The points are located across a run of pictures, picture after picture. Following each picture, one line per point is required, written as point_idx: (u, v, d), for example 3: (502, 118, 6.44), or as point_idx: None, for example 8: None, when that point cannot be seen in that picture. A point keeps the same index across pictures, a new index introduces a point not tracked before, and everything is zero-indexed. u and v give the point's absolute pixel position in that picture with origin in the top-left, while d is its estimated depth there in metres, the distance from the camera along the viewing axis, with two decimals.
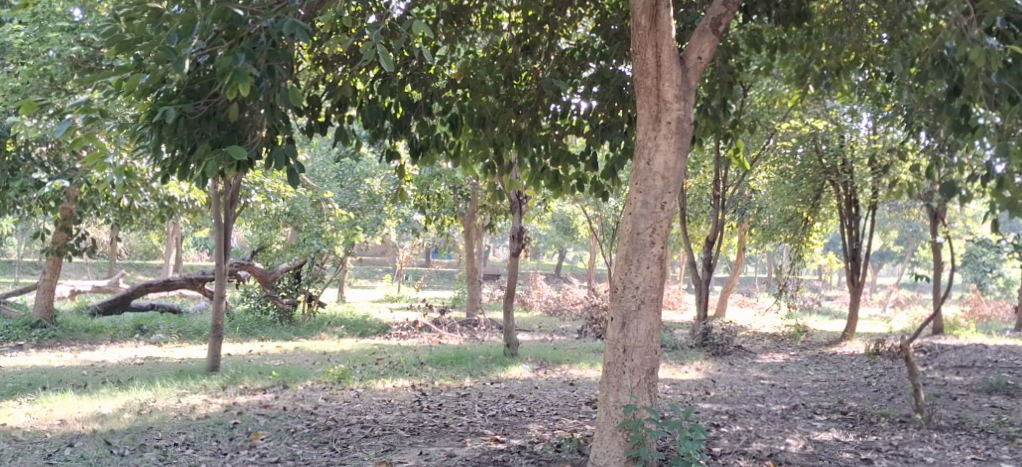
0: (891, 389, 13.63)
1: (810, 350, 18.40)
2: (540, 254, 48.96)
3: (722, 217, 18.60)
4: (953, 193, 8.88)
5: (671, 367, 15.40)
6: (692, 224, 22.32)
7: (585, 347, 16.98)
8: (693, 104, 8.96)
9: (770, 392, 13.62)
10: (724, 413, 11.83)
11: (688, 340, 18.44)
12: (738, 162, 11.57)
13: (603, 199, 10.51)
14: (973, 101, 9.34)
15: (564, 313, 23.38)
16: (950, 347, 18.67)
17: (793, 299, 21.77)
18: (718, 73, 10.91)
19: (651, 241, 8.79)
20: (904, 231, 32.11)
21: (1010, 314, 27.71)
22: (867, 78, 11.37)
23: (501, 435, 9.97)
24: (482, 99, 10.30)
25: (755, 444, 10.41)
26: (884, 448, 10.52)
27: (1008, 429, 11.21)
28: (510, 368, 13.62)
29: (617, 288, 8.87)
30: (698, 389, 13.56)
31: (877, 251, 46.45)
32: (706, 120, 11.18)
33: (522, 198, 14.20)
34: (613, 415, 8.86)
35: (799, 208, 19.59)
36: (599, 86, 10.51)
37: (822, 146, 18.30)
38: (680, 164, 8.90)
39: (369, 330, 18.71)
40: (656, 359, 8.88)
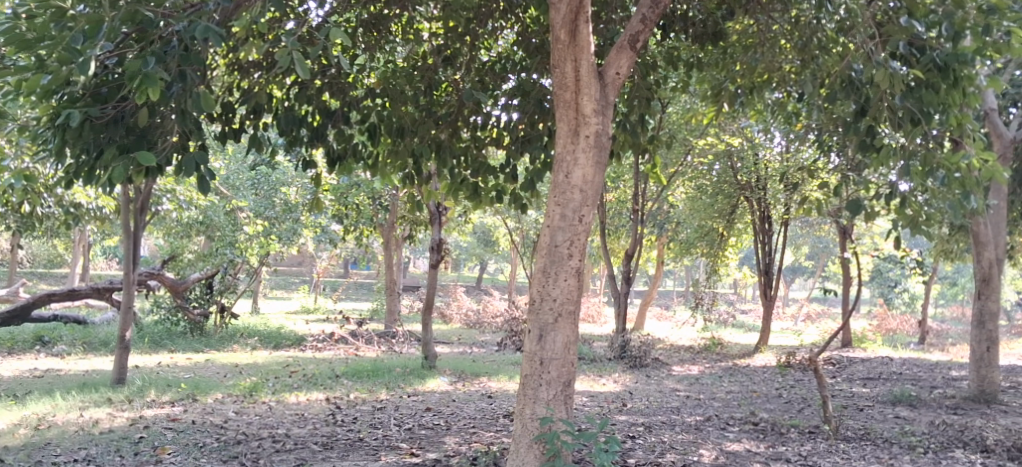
0: (801, 400, 13.90)
1: (724, 362, 18.69)
2: (460, 266, 48.90)
3: (641, 231, 18.76)
4: (857, 211, 9.19)
5: (589, 379, 15.48)
6: (612, 237, 22.51)
7: (504, 359, 16.98)
8: (611, 119, 9.02)
9: (684, 403, 13.78)
10: (639, 424, 11.92)
11: (606, 352, 18.52)
12: (655, 177, 11.73)
13: (521, 211, 10.53)
14: (878, 121, 9.60)
15: (482, 326, 23.37)
16: (858, 359, 19.11)
17: (709, 312, 22.08)
18: (636, 89, 11.09)
19: (568, 254, 8.82)
20: (815, 246, 32.85)
21: (914, 328, 28.50)
22: (780, 97, 11.56)
23: (416, 449, 9.91)
24: (402, 109, 10.29)
25: (669, 455, 10.51)
26: (793, 458, 10.70)
27: (910, 438, 11.51)
28: (427, 381, 13.54)
29: (534, 300, 8.87)
30: (615, 401, 13.62)
31: (790, 267, 47.50)
32: (624, 134, 11.25)
33: (442, 209, 14.11)
34: (530, 427, 8.85)
35: (716, 224, 19.89)
36: (519, 99, 10.55)
37: (737, 163, 18.64)
38: (598, 178, 8.95)
39: (284, 342, 18.43)
40: (572, 371, 8.91)
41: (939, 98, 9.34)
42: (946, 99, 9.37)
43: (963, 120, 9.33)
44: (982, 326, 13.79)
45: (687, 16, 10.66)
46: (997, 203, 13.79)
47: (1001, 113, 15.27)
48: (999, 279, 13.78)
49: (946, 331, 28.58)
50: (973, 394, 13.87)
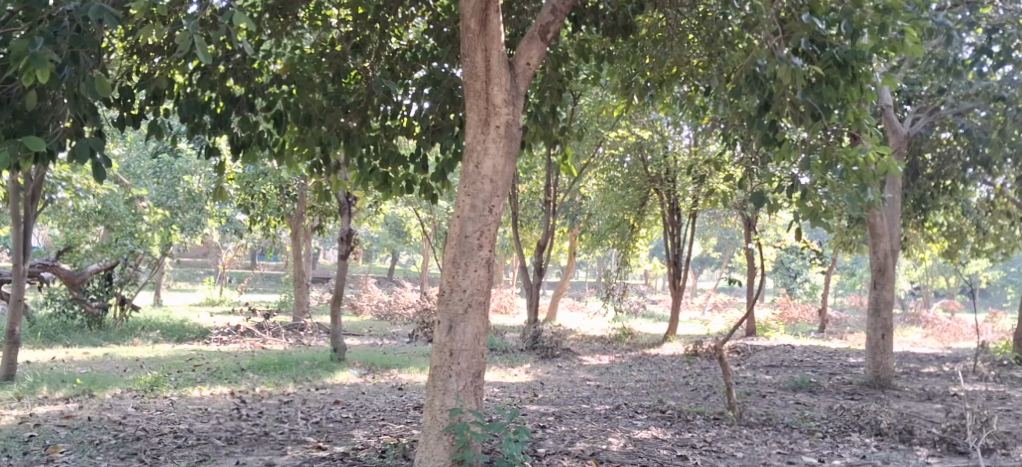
0: (707, 388, 14.10)
1: (633, 351, 18.88)
2: (370, 257, 48.50)
3: (552, 222, 18.78)
4: (761, 203, 9.35)
5: (501, 370, 15.46)
6: (524, 229, 22.52)
7: (414, 351, 16.87)
8: (521, 109, 9.03)
9: (595, 393, 13.85)
10: (549, 414, 11.96)
11: (517, 343, 18.53)
12: (565, 167, 11.74)
13: (432, 202, 10.41)
14: (781, 116, 9.80)
15: (394, 317, 23.20)
16: (762, 347, 19.51)
17: (619, 303, 22.28)
18: (547, 80, 11.07)
19: (478, 244, 8.77)
20: (722, 237, 33.44)
21: (816, 317, 29.22)
22: (688, 91, 11.67)
23: (323, 442, 9.77)
24: (309, 96, 10.12)
25: (578, 444, 10.55)
26: (698, 444, 10.86)
27: (810, 423, 11.78)
28: (336, 374, 13.35)
29: (443, 291, 8.80)
30: (526, 391, 13.63)
31: (697, 258, 48.30)
32: (536, 125, 11.21)
33: (351, 199, 13.90)
34: (439, 419, 8.78)
35: (626, 216, 20.04)
36: (430, 88, 10.44)
37: (647, 156, 18.81)
38: (507, 168, 8.93)
39: (187, 335, 18.02)
40: (482, 362, 8.87)
41: (837, 94, 9.49)
42: (845, 94, 9.57)
43: (861, 116, 9.58)
44: (877, 314, 14.16)
45: (598, 9, 10.70)
46: (892, 195, 14.15)
47: (897, 110, 15.68)
48: (893, 269, 14.19)
49: (846, 320, 29.37)
50: (869, 380, 14.27)
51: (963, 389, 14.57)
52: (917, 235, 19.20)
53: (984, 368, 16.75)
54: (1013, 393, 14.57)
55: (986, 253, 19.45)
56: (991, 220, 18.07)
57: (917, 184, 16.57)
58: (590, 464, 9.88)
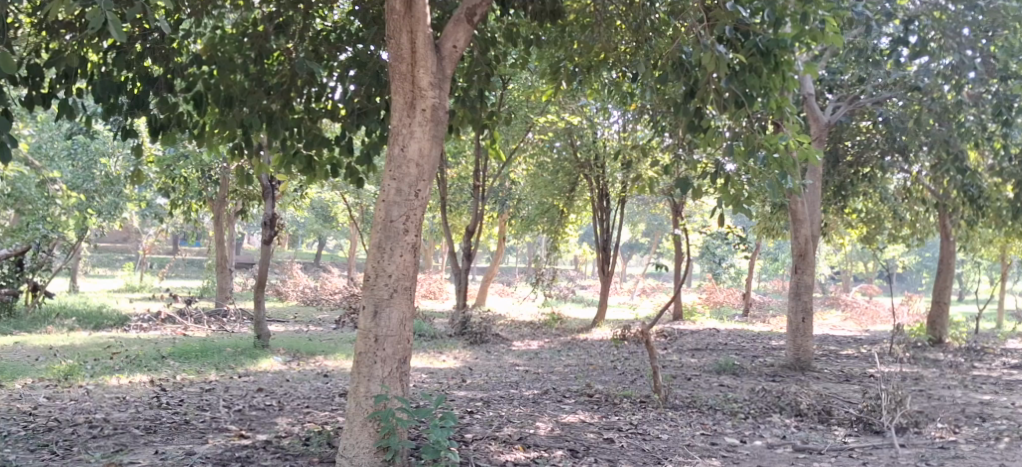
0: (635, 372, 14.19)
1: (563, 336, 18.94)
2: (297, 243, 47.88)
3: (481, 208, 18.68)
4: (685, 190, 9.44)
5: (428, 356, 15.36)
6: (453, 215, 22.40)
7: (341, 337, 16.69)
8: (448, 93, 8.90)
9: (523, 378, 13.84)
10: (477, 400, 11.91)
11: (446, 329, 18.44)
12: (493, 151, 11.68)
13: (357, 186, 10.24)
14: (705, 103, 9.91)
15: (320, 303, 22.96)
16: (688, 331, 19.72)
17: (548, 288, 22.32)
18: (475, 64, 10.96)
19: (404, 229, 8.67)
20: (651, 223, 33.70)
21: (741, 302, 29.62)
22: (616, 77, 11.70)
23: (246, 430, 9.61)
24: (230, 78, 9.90)
25: (506, 429, 10.53)
26: (625, 427, 10.91)
27: (733, 405, 11.93)
28: (260, 361, 13.13)
29: (369, 276, 8.68)
30: (454, 377, 13.56)
31: (627, 244, 48.69)
32: (463, 110, 11.11)
33: (276, 183, 13.66)
34: (363, 405, 8.67)
35: (556, 201, 20.07)
36: (355, 70, 10.33)
37: (577, 141, 18.84)
38: (434, 151, 8.81)
39: (105, 322, 17.59)
40: (408, 348, 8.78)
41: (761, 82, 9.58)
42: (768, 82, 9.64)
43: (782, 104, 9.66)
44: (798, 298, 14.40)
45: None
46: (813, 182, 14.35)
47: (819, 99, 15.93)
48: (814, 255, 14.41)
49: (769, 304, 29.87)
50: (789, 362, 14.53)
51: (880, 370, 14.91)
52: (837, 221, 19.56)
53: (900, 350, 17.17)
54: (927, 373, 14.97)
55: (902, 238, 19.90)
56: (907, 207, 18.48)
57: (838, 171, 16.88)
58: (518, 449, 9.88)
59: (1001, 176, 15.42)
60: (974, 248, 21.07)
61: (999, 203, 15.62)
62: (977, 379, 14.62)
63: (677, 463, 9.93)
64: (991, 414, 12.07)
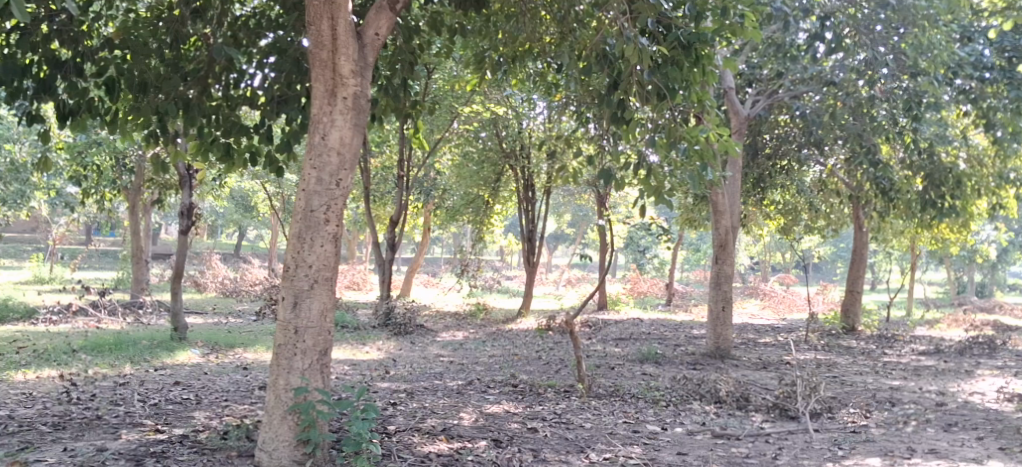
0: (559, 362, 14.21)
1: (488, 327, 18.91)
2: (218, 233, 46.97)
3: (406, 198, 18.50)
4: (608, 181, 9.46)
5: (351, 347, 15.18)
6: (377, 205, 22.17)
7: (261, 329, 16.42)
8: (370, 81, 8.76)
9: (447, 369, 13.76)
10: (400, 391, 11.80)
11: (369, 320, 18.26)
12: (418, 141, 11.55)
13: (277, 175, 10.00)
14: (629, 95, 9.96)
15: (240, 294, 22.57)
16: (612, 321, 19.85)
17: (473, 279, 22.26)
18: (398, 53, 10.84)
19: (324, 219, 8.53)
20: (576, 214, 33.81)
21: (664, 292, 29.90)
22: (541, 67, 11.69)
23: (161, 425, 9.39)
24: (144, 63, 9.66)
25: (429, 420, 10.45)
26: (548, 417, 10.92)
27: (655, 393, 12.03)
28: (176, 354, 12.84)
29: (288, 267, 8.52)
30: (377, 369, 13.41)
31: (552, 234, 48.86)
32: (386, 98, 10.93)
33: (193, 172, 13.35)
34: (283, 398, 8.52)
35: (481, 191, 20.00)
36: (275, 57, 10.11)
37: (502, 132, 18.75)
38: (355, 140, 8.67)
39: (13, 315, 17.02)
40: (328, 340, 8.63)
41: (682, 74, 9.65)
42: (689, 76, 9.67)
43: (703, 98, 9.72)
44: (719, 287, 14.56)
45: None
46: (733, 174, 14.53)
47: (739, 92, 16.15)
48: (734, 245, 14.59)
49: (690, 294, 30.22)
50: (710, 351, 14.72)
51: (796, 358, 15.18)
52: (756, 212, 19.86)
53: (815, 338, 17.51)
54: (841, 360, 15.29)
55: (818, 230, 20.29)
56: (823, 199, 18.83)
57: (757, 164, 17.12)
58: (441, 440, 9.81)
59: (912, 168, 15.81)
60: (886, 238, 21.58)
61: (910, 194, 16.01)
62: (888, 365, 14.98)
63: (600, 451, 9.96)
64: (900, 398, 12.37)
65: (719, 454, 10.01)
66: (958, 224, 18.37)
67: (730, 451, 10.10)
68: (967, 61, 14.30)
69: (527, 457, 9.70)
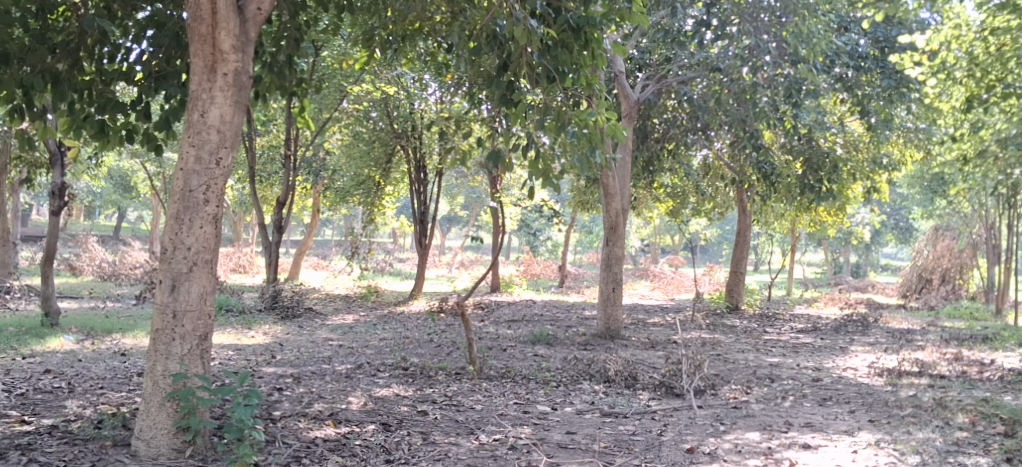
0: (450, 345, 14.12)
1: (379, 309, 18.72)
2: (94, 214, 45.16)
3: (293, 178, 18.08)
4: (497, 162, 9.40)
5: (235, 332, 14.80)
6: (264, 186, 21.65)
7: (141, 314, 15.87)
8: (252, 58, 8.47)
9: (336, 353, 13.53)
10: (287, 376, 11.53)
11: (256, 303, 17.85)
12: (304, 120, 11.24)
13: (156, 153, 9.62)
14: (518, 76, 9.95)
15: (119, 278, 21.81)
16: (504, 303, 19.86)
17: (365, 261, 21.97)
18: (283, 29, 10.50)
19: (204, 199, 8.24)
20: (468, 196, 33.68)
21: (556, 273, 30.05)
22: (431, 46, 11.51)
23: (28, 415, 8.99)
24: (7, 32, 9.12)
25: (316, 405, 10.23)
26: (438, 399, 10.83)
27: (545, 374, 12.05)
28: (48, 341, 12.30)
29: (165, 249, 8.21)
30: (263, 353, 13.09)
31: (445, 217, 48.61)
32: (270, 76, 10.60)
33: (64, 150, 12.79)
34: (161, 385, 8.22)
35: (371, 172, 19.67)
36: (152, 30, 9.72)
37: (393, 112, 18.47)
38: (236, 118, 8.39)
39: None
40: (209, 324, 8.36)
41: (572, 58, 9.68)
42: (578, 59, 9.75)
43: (592, 81, 9.77)
44: (609, 269, 14.68)
45: None
46: (623, 156, 14.63)
47: (630, 76, 16.22)
48: (625, 227, 14.72)
49: (582, 276, 30.48)
50: (600, 332, 14.82)
51: (683, 337, 15.42)
52: (646, 194, 20.05)
53: (702, 318, 17.82)
54: (725, 339, 15.59)
55: (705, 213, 20.63)
56: (710, 182, 19.12)
57: (646, 146, 17.28)
58: (328, 425, 9.62)
59: (792, 153, 16.19)
60: (768, 221, 22.09)
61: (791, 177, 16.40)
62: (769, 343, 15.35)
63: (490, 433, 9.92)
64: (779, 374, 12.68)
65: (607, 432, 10.06)
66: (836, 207, 18.92)
67: (618, 429, 10.17)
68: (843, 50, 14.88)
69: (415, 440, 9.59)
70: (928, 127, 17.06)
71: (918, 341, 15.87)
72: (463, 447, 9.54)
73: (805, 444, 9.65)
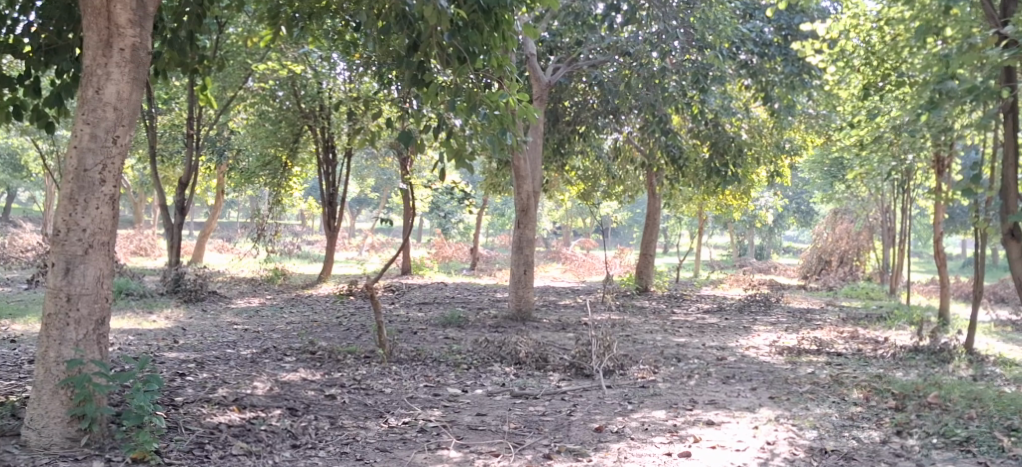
0: (359, 328, 13.94)
1: (286, 293, 18.42)
2: None
3: (196, 158, 17.63)
4: (409, 142, 9.29)
5: (135, 316, 14.39)
6: (165, 166, 21.08)
7: (35, 299, 15.30)
8: (150, 33, 8.16)
9: (241, 337, 13.23)
10: (189, 361, 11.23)
11: (157, 287, 17.39)
12: (206, 98, 10.90)
13: (47, 130, 9.26)
14: (429, 56, 9.83)
15: (12, 262, 21.00)
16: (415, 286, 19.73)
17: (271, 244, 21.58)
18: (184, 3, 10.07)
19: (100, 179, 7.94)
20: (379, 178, 33.35)
21: (468, 256, 30.00)
22: (337, 24, 11.30)
23: None
24: None
25: (220, 390, 9.97)
26: (347, 383, 10.68)
27: (456, 357, 11.98)
28: None
29: (58, 231, 7.89)
30: (165, 338, 12.74)
31: (354, 198, 48.06)
32: (171, 52, 10.24)
33: None
34: (54, 371, 7.92)
35: (279, 153, 19.31)
36: (43, 2, 9.31)
37: (300, 91, 18.17)
38: (135, 95, 8.09)
39: None
40: (106, 309, 8.08)
41: (482, 38, 9.57)
42: (488, 40, 9.64)
43: (503, 62, 9.73)
44: (521, 251, 14.69)
45: None
46: (534, 138, 14.61)
47: (541, 58, 16.16)
48: (535, 209, 14.73)
49: (494, 258, 30.49)
50: (512, 314, 14.79)
51: (592, 319, 15.50)
52: (557, 177, 20.07)
53: (611, 299, 17.96)
54: (634, 319, 15.75)
55: (615, 196, 20.76)
56: (620, 166, 19.23)
57: (557, 129, 17.27)
58: (232, 411, 9.37)
59: (699, 137, 16.38)
60: (677, 204, 22.34)
61: (698, 161, 16.60)
62: (677, 323, 15.54)
63: (399, 416, 9.82)
64: (686, 354, 12.84)
65: (517, 413, 10.05)
66: (741, 190, 19.23)
67: (528, 409, 10.17)
68: (749, 37, 15.14)
69: (323, 425, 9.46)
70: (828, 113, 17.41)
71: (818, 321, 16.27)
72: (371, 431, 9.44)
73: (709, 421, 9.78)
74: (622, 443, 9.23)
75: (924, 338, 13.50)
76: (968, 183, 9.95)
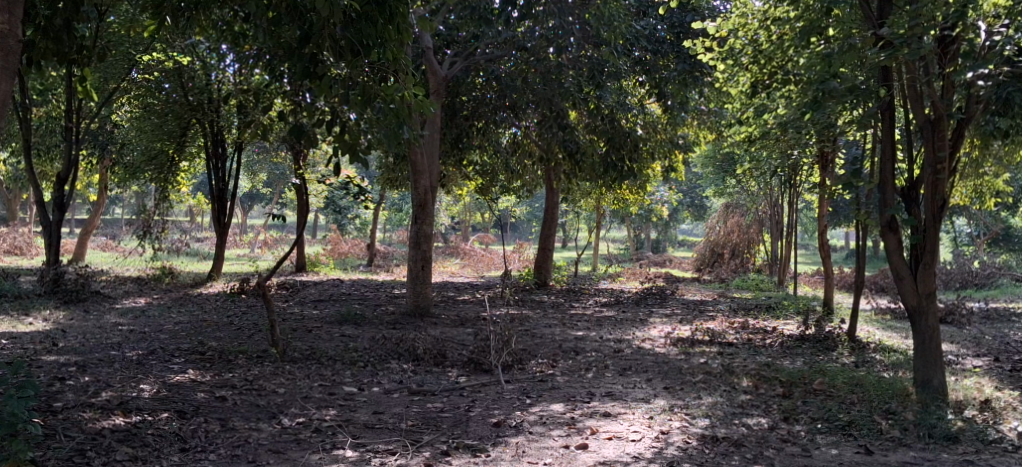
0: (251, 327, 13.57)
1: (174, 292, 17.86)
2: None
3: (76, 153, 16.88)
4: (300, 136, 9.01)
5: (11, 318, 13.71)
6: (42, 160, 20.21)
7: None
8: (21, 20, 7.78)
9: (126, 339, 12.71)
10: (70, 365, 10.73)
11: (36, 287, 16.64)
12: (85, 90, 10.37)
13: None
14: (322, 49, 9.52)
15: None
16: (310, 283, 19.35)
17: (159, 242, 20.88)
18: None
19: None
20: (271, 173, 32.66)
21: (364, 252, 29.61)
22: (225, 14, 10.90)
23: None
24: None
25: (104, 394, 9.55)
26: (239, 384, 10.34)
27: (352, 355, 11.73)
28: None
29: None
30: (43, 341, 12.16)
31: (246, 194, 47.06)
32: (47, 42, 9.70)
33: None
34: None
35: (166, 147, 18.19)
36: None
37: (187, 83, 17.66)
38: (4, 86, 7.68)
39: None
40: None
41: (376, 31, 9.30)
42: (382, 33, 9.39)
43: (399, 56, 9.50)
44: (417, 247, 14.50)
45: None
46: (431, 132, 14.44)
47: (437, 53, 16.04)
48: (433, 204, 14.55)
49: (391, 254, 30.19)
50: (410, 309, 14.55)
51: (490, 314, 15.40)
52: (455, 172, 19.91)
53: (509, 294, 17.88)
54: (531, 314, 15.71)
55: (513, 191, 20.69)
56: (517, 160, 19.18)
57: (454, 124, 17.11)
58: (116, 415, 8.98)
59: (595, 131, 16.43)
60: (573, 198, 22.37)
61: (594, 155, 16.64)
62: (574, 317, 15.55)
63: (293, 416, 9.55)
64: (583, 347, 12.83)
65: (415, 410, 9.86)
66: (636, 185, 19.35)
67: (425, 406, 10.00)
68: (643, 34, 15.31)
69: (213, 427, 9.11)
70: (719, 110, 17.63)
71: (710, 312, 16.52)
72: (264, 432, 9.14)
73: (606, 412, 9.77)
74: (520, 437, 9.14)
75: (812, 327, 13.76)
76: (851, 177, 10.19)
